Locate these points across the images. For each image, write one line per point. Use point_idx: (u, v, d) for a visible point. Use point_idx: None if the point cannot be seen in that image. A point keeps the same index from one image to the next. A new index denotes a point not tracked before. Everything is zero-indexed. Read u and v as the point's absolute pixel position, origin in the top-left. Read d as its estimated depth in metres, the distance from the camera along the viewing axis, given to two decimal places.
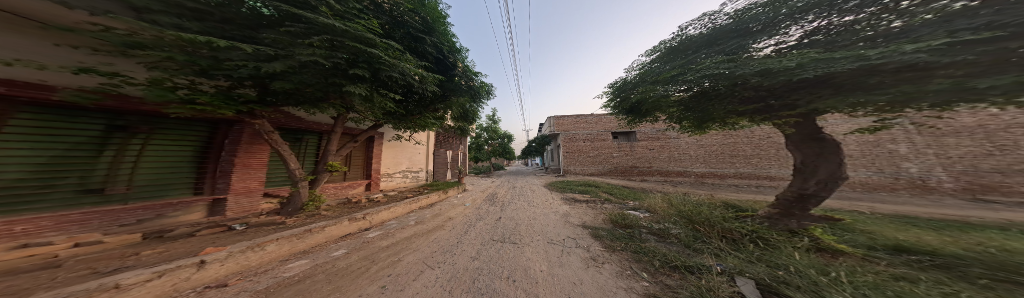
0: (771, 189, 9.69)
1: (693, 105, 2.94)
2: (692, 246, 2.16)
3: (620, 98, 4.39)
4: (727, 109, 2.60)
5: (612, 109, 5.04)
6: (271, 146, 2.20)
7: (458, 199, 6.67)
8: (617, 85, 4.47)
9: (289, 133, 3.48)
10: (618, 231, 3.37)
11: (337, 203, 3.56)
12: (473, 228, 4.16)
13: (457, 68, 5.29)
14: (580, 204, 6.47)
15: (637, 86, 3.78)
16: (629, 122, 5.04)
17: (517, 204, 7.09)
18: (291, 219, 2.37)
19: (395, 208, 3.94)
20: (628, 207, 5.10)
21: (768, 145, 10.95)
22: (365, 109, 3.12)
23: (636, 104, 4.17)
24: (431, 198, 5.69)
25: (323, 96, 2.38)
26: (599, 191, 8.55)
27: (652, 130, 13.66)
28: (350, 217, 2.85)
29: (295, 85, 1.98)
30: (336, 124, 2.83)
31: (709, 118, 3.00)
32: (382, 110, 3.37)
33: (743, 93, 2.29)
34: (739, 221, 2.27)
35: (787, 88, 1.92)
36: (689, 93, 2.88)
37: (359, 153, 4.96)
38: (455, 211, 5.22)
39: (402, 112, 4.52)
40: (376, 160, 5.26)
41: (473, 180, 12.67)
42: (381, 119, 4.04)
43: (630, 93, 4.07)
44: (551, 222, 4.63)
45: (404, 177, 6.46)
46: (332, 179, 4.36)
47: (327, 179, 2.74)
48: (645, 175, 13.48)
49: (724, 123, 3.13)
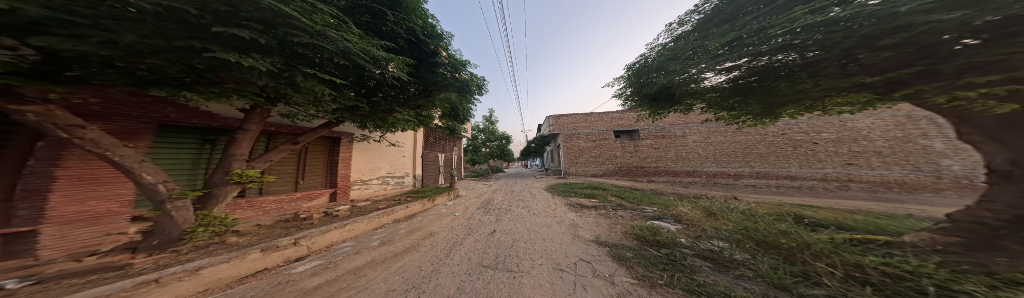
0: (794, 190, 8.87)
1: (762, 82, 2.19)
2: (782, 284, 1.33)
3: (639, 85, 3.65)
4: (808, 88, 1.90)
5: (629, 100, 4.28)
6: (86, 149, 1.25)
7: (447, 208, 5.85)
8: (634, 70, 3.74)
9: (197, 132, 2.83)
10: (649, 251, 2.54)
11: (274, 222, 2.71)
12: (459, 248, 3.30)
13: (442, 57, 4.70)
14: (588, 211, 5.69)
15: (663, 66, 3.11)
16: (651, 114, 4.31)
17: (516, 212, 6.22)
18: (139, 263, 1.49)
19: (356, 224, 3.09)
20: (646, 216, 4.26)
21: (784, 142, 10.19)
22: (295, 101, 2.31)
23: (663, 91, 3.43)
24: (413, 208, 4.85)
25: (194, 72, 1.53)
26: (608, 195, 7.67)
27: (657, 128, 12.89)
28: (268, 245, 2.00)
29: (103, 47, 1.13)
30: (249, 121, 2.00)
31: (771, 100, 2.28)
32: (320, 101, 2.55)
33: (864, 60, 1.43)
34: (859, 252, 1.40)
35: (947, 47, 1.14)
36: (746, 68, 2.18)
37: (320, 158, 4.14)
38: (439, 224, 4.41)
39: (369, 107, 3.70)
40: (344, 166, 4.45)
41: (470, 184, 11.82)
42: (341, 114, 3.25)
43: (653, 77, 3.35)
44: (556, 238, 3.83)
45: (383, 183, 5.66)
46: (281, 189, 3.51)
47: (225, 194, 1.88)
48: (653, 176, 12.65)
49: (780, 107, 2.38)
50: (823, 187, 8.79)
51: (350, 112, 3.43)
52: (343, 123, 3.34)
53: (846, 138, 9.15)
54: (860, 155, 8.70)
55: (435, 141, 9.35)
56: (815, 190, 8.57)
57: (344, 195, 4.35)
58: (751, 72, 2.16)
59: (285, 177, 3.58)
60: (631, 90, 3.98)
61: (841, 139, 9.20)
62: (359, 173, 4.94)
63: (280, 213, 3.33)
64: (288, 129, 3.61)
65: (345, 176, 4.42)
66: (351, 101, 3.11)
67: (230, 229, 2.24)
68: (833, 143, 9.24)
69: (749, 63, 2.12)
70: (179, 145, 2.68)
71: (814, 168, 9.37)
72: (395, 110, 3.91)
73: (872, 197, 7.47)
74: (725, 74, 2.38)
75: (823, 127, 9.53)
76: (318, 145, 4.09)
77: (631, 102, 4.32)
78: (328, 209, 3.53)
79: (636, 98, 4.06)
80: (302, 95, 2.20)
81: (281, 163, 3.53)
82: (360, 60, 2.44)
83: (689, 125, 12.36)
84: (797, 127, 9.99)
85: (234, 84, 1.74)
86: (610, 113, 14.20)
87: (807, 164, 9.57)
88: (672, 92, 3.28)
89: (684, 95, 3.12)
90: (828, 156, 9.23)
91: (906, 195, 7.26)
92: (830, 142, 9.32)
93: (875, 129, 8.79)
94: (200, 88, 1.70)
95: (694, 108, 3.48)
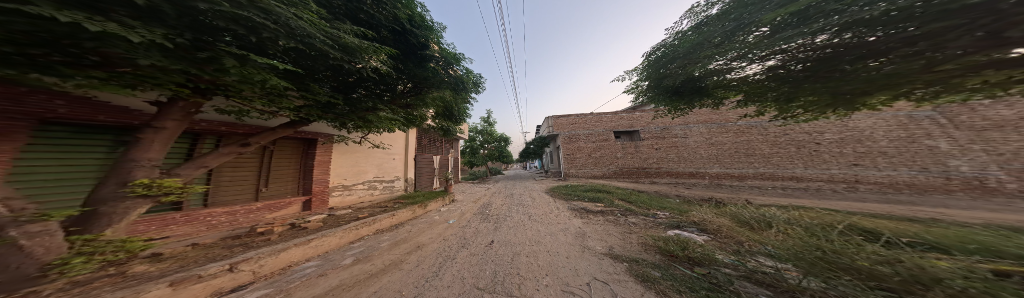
0: (801, 192, 8.65)
1: (827, 67, 1.80)
2: None
3: (657, 77, 3.36)
4: (866, 85, 1.71)
5: (642, 95, 3.99)
6: None
7: (441, 215, 5.39)
8: (651, 60, 3.43)
9: (103, 131, 2.39)
10: (680, 270, 2.10)
11: (218, 239, 2.14)
12: (452, 264, 2.82)
13: (433, 52, 4.56)
14: (593, 217, 5.34)
15: (694, 52, 2.79)
16: (671, 110, 3.98)
17: (516, 218, 5.77)
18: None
19: (329, 238, 2.59)
20: (661, 224, 3.87)
21: (787, 142, 10.08)
22: (235, 93, 1.77)
23: (683, 84, 3.18)
24: (402, 216, 4.38)
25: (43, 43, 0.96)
26: (613, 198, 7.29)
27: (658, 128, 12.70)
28: (186, 277, 1.36)
29: None
30: (165, 116, 1.45)
31: (814, 95, 2.10)
32: (274, 92, 2.02)
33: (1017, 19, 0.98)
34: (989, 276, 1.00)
35: None
36: (810, 48, 1.78)
37: (287, 162, 3.63)
38: (430, 234, 3.94)
39: (347, 103, 3.21)
40: (321, 170, 3.95)
41: (466, 187, 11.34)
42: (307, 111, 2.68)
43: (677, 67, 3.02)
44: (563, 251, 3.41)
45: (369, 188, 5.22)
46: (234, 199, 2.96)
47: (113, 212, 1.27)
48: (655, 177, 12.35)
49: (822, 99, 2.15)
50: (830, 189, 8.60)
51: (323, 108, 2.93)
52: (309, 122, 2.74)
53: (848, 138, 9.03)
54: (865, 156, 8.55)
55: (429, 142, 8.85)
56: (823, 192, 8.37)
57: (321, 203, 3.89)
58: (818, 53, 1.78)
59: (241, 185, 3.06)
60: (646, 84, 3.71)
61: (844, 140, 9.08)
62: (339, 178, 4.44)
63: (236, 226, 2.83)
64: (243, 129, 3.07)
65: (322, 182, 3.93)
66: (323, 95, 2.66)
67: (143, 254, 1.65)
68: (836, 143, 9.13)
69: (815, 42, 1.72)
70: (84, 149, 2.27)
71: (819, 170, 9.19)
72: (380, 108, 3.46)
73: (883, 200, 7.27)
74: (777, 57, 2.02)
75: (825, 127, 9.43)
76: (285, 147, 3.57)
77: (642, 97, 4.03)
78: (297, 219, 3.05)
79: (650, 92, 3.79)
80: (246, 86, 1.68)
81: (236, 169, 3.00)
82: (323, 45, 1.99)
83: (689, 125, 12.22)
84: (800, 127, 9.88)
85: (130, 68, 1.22)
86: (609, 114, 13.94)
87: (812, 165, 9.41)
88: (697, 84, 3.04)
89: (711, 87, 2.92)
90: (832, 157, 9.08)
91: (918, 197, 7.07)
92: (834, 143, 9.20)
93: (877, 129, 8.74)
94: (69, 70, 1.12)
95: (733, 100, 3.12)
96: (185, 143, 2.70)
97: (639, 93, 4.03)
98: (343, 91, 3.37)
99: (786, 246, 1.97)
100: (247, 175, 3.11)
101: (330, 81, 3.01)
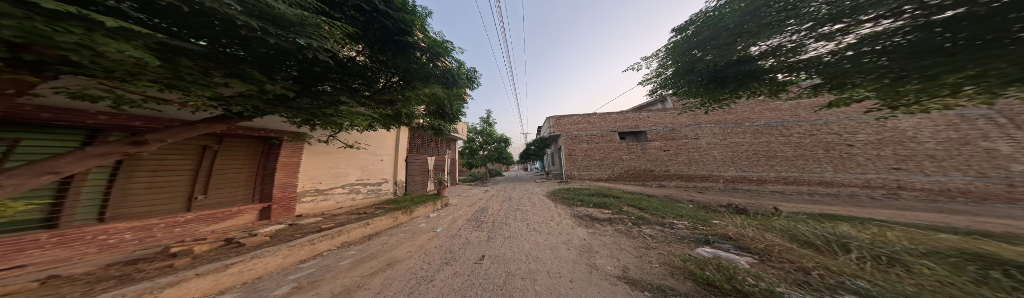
0: (832, 198, 7.87)
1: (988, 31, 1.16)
2: None
3: (684, 65, 2.90)
4: (974, 70, 1.24)
5: (664, 86, 3.49)
6: None
7: (428, 222, 4.83)
8: (679, 41, 2.95)
9: None
10: None
11: (97, 267, 1.56)
12: (427, 288, 2.20)
13: (419, 41, 4.16)
14: (601, 227, 4.74)
15: (756, 20, 2.15)
16: (708, 102, 3.33)
17: (513, 226, 5.21)
18: None
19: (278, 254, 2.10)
20: (684, 239, 3.21)
21: (812, 143, 9.26)
22: (106, 73, 1.27)
23: (713, 73, 2.72)
24: (380, 224, 3.86)
25: None
26: (621, 204, 6.61)
27: (666, 129, 11.97)
28: None
29: None
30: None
31: (894, 83, 1.62)
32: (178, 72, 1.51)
33: None
34: None
35: None
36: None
37: (236, 165, 3.35)
38: (410, 246, 3.39)
39: (311, 96, 2.71)
40: (283, 173, 3.49)
41: (464, 189, 10.83)
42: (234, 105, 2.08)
43: (727, 45, 2.42)
44: (568, 271, 2.80)
45: (350, 191, 4.75)
46: (149, 210, 2.53)
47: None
48: (663, 180, 11.58)
49: (907, 87, 1.63)
50: (866, 195, 7.75)
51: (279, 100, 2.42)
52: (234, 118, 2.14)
53: (887, 139, 8.15)
54: (908, 159, 7.72)
55: (422, 142, 8.36)
56: (857, 199, 7.58)
57: (284, 211, 3.47)
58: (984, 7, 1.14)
59: (168, 191, 2.68)
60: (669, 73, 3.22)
61: (881, 141, 8.23)
62: (310, 181, 3.96)
63: (147, 246, 2.34)
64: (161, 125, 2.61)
65: (286, 187, 3.50)
66: (271, 84, 2.16)
67: None
68: (872, 145, 8.30)
69: None
70: None
71: (852, 174, 8.34)
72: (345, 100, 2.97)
73: (933, 209, 6.44)
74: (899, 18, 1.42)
75: (857, 128, 8.64)
76: (235, 147, 3.30)
77: (663, 88, 3.53)
78: (248, 230, 2.60)
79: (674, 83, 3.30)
80: (110, 59, 1.16)
81: (157, 172, 2.58)
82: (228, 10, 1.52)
83: (701, 125, 11.42)
84: (826, 127, 9.19)
85: None
86: (613, 114, 13.23)
87: (843, 169, 8.55)
88: (727, 72, 2.58)
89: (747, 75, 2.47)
90: (868, 161, 8.24)
91: (974, 207, 6.27)
92: (869, 145, 8.37)
93: (923, 129, 7.72)
94: None
95: (797, 87, 2.41)
96: (79, 137, 2.23)
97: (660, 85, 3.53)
98: (307, 82, 2.87)
99: (901, 287, 1.31)
100: (173, 181, 2.71)
101: (287, 68, 2.54)
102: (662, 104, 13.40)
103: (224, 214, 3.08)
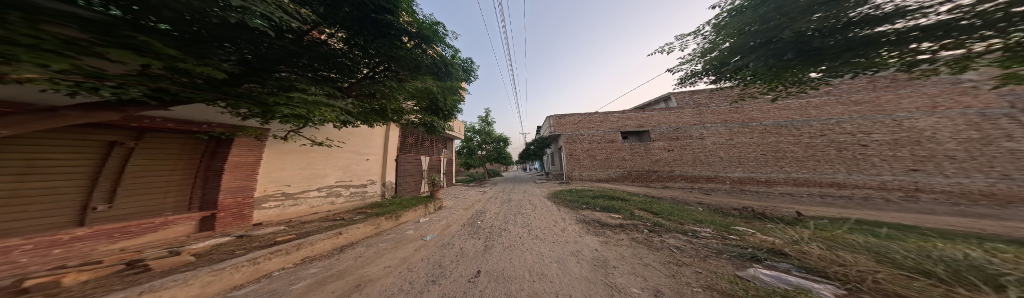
0: (847, 201, 7.51)
1: None
2: None
3: (748, 49, 2.91)
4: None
5: (721, 76, 3.42)
6: None
7: (417, 229, 4.24)
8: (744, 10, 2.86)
9: None
10: None
11: None
12: None
13: (409, 27, 3.71)
14: (612, 234, 4.23)
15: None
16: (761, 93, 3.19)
17: (514, 233, 4.67)
18: None
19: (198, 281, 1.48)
20: (719, 253, 2.69)
21: (823, 144, 8.92)
22: None
23: (794, 51, 2.55)
24: (359, 233, 3.29)
25: None
26: (632, 208, 6.12)
27: (670, 129, 11.57)
28: None
29: None
30: None
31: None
32: (24, 31, 0.92)
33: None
34: None
35: None
36: None
37: (161, 169, 2.80)
38: (391, 261, 2.78)
39: (259, 82, 2.11)
40: (234, 175, 2.80)
41: (460, 190, 10.26)
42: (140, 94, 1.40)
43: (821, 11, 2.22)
44: (585, 292, 2.25)
45: (326, 195, 4.25)
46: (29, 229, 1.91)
47: None
48: (667, 181, 11.16)
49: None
50: (882, 198, 7.43)
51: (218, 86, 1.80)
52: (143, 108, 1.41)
53: (904, 140, 7.85)
54: (927, 160, 7.44)
55: (414, 140, 7.75)
56: (875, 203, 7.22)
57: (238, 222, 2.84)
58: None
59: (52, 202, 2.05)
60: (733, 62, 3.15)
61: (898, 142, 7.91)
62: (277, 184, 3.37)
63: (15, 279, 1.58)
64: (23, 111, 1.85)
65: (238, 191, 2.82)
66: (197, 62, 1.56)
67: None
68: (888, 146, 7.98)
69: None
70: None
71: (866, 175, 8.02)
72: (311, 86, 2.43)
73: (957, 213, 6.11)
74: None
75: (872, 127, 8.32)
76: (160, 145, 2.75)
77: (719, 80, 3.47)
78: (174, 248, 1.96)
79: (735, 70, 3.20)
80: None
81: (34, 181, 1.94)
82: None
83: (707, 125, 11.07)
84: (839, 127, 8.85)
85: None
86: (615, 113, 12.77)
87: (856, 170, 8.21)
88: (812, 48, 2.43)
89: (848, 46, 2.23)
90: (884, 162, 7.91)
91: (999, 210, 5.97)
92: (884, 145, 8.03)
93: (942, 129, 7.52)
94: None
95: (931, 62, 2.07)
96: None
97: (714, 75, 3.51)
98: (258, 67, 2.24)
99: None
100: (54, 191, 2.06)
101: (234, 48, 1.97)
102: (665, 102, 12.98)
103: (143, 228, 2.50)
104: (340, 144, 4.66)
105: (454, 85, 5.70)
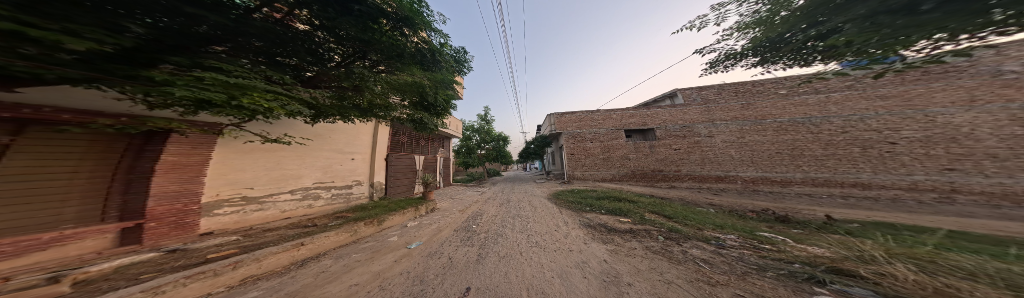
0: (872, 203, 6.94)
1: None
2: None
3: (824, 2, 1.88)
4: None
5: (774, 56, 2.72)
6: None
7: (402, 236, 3.75)
8: None
9: None
10: None
11: None
12: None
13: (385, 6, 3.23)
14: (622, 242, 3.72)
15: None
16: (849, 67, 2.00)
17: (512, 239, 4.21)
18: None
19: None
20: (760, 270, 2.20)
21: (845, 142, 8.38)
22: None
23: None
24: (328, 242, 2.83)
25: None
26: (641, 211, 5.61)
27: (676, 126, 11.01)
28: None
29: None
30: None
31: None
32: None
33: None
34: None
35: None
36: None
37: (62, 166, 2.02)
38: (359, 277, 2.29)
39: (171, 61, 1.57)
40: (167, 177, 2.24)
41: (458, 191, 9.82)
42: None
43: None
44: None
45: (304, 197, 3.92)
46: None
47: None
48: (674, 181, 10.61)
49: None
50: (913, 200, 6.83)
51: (107, 63, 1.29)
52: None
53: (939, 137, 7.28)
54: (964, 159, 6.86)
55: (406, 138, 7.31)
56: (904, 204, 6.65)
57: (180, 232, 2.36)
58: None
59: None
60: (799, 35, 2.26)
61: (931, 139, 7.35)
62: (234, 187, 2.95)
63: None
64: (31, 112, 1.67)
65: (175, 197, 2.29)
66: (54, 24, 1.07)
67: None
68: (920, 144, 7.42)
69: None
70: None
71: (895, 175, 7.46)
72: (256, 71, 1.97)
73: (1000, 216, 5.54)
74: None
75: (902, 124, 7.77)
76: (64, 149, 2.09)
77: (768, 63, 2.82)
78: (65, 270, 1.45)
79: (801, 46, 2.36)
80: None
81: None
82: None
83: (716, 122, 10.51)
84: (862, 124, 8.31)
85: None
86: (618, 111, 12.22)
87: (883, 170, 7.66)
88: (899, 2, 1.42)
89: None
90: (915, 161, 7.37)
91: None
92: (915, 143, 7.49)
93: (981, 124, 6.95)
94: None
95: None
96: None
97: (760, 55, 2.88)
98: (183, 44, 1.74)
99: None
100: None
101: (135, 19, 1.48)
102: (670, 100, 12.38)
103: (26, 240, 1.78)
104: (311, 140, 4.15)
105: (444, 78, 5.23)
